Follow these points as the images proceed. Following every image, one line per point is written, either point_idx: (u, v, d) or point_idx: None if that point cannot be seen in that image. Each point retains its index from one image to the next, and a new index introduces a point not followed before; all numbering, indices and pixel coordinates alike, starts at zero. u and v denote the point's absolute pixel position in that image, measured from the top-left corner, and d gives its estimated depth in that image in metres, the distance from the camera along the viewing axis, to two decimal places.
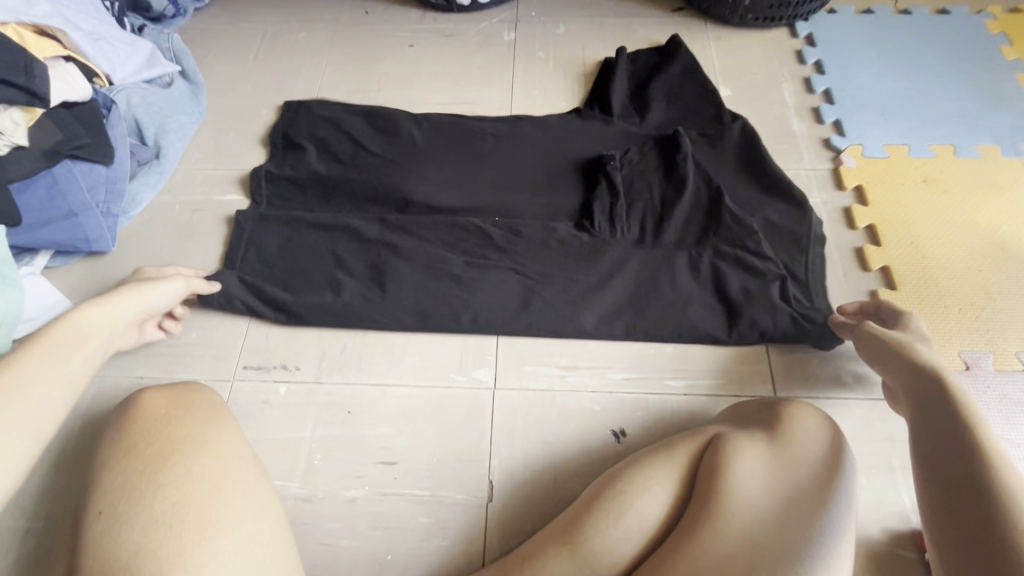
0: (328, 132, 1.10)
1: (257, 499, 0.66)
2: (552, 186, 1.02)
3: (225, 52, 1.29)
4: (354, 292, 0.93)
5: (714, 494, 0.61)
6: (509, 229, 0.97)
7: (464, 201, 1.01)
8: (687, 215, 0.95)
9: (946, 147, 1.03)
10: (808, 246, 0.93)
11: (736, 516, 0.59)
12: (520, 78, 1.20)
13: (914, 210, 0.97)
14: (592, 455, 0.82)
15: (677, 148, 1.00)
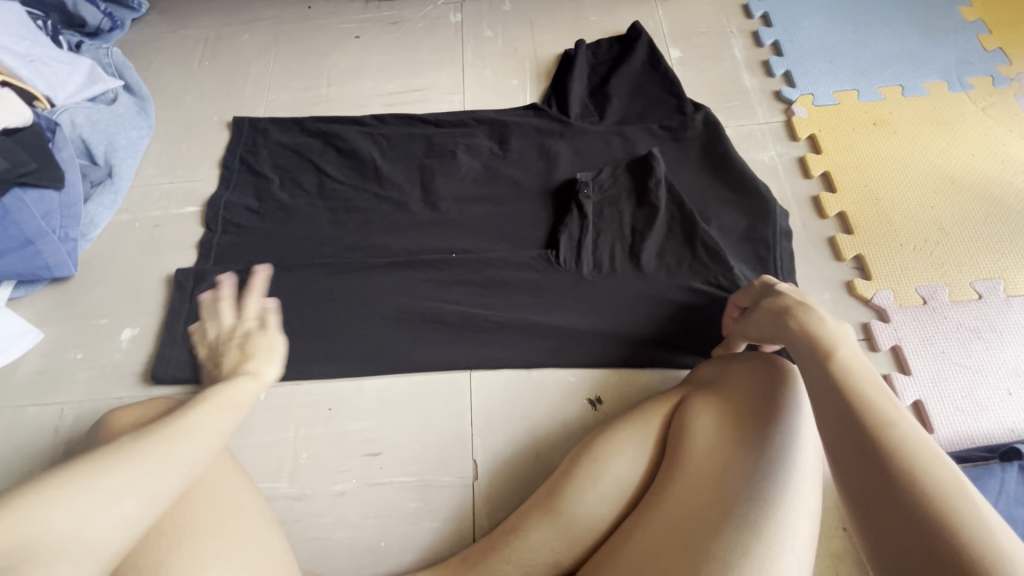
0: (288, 163, 1.09)
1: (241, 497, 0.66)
2: (513, 203, 1.00)
3: (168, 62, 1.26)
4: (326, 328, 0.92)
5: (680, 462, 0.63)
6: (471, 258, 0.95)
7: (426, 225, 1.00)
8: (659, 243, 0.92)
9: (895, 88, 1.04)
10: (775, 242, 0.91)
11: (707, 473, 0.61)
12: (469, 60, 1.18)
13: (866, 153, 0.98)
14: (571, 426, 0.84)
15: (648, 173, 0.96)
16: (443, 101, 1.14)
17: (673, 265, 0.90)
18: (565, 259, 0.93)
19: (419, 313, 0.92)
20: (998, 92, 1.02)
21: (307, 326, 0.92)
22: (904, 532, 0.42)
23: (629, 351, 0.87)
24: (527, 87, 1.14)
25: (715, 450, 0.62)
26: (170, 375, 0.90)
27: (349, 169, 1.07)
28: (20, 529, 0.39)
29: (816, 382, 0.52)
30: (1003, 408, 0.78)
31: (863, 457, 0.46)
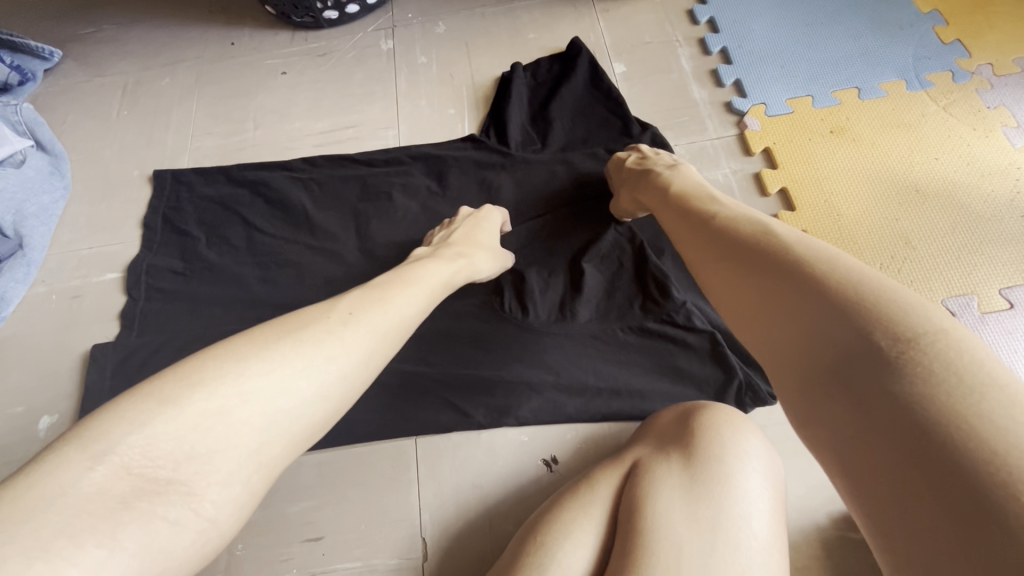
0: (213, 218, 1.01)
1: None
2: None
3: (85, 114, 1.18)
4: None
5: (635, 541, 0.58)
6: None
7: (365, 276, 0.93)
8: (609, 284, 0.86)
9: (850, 91, 0.98)
10: None
11: (666, 551, 0.56)
12: (403, 91, 1.11)
13: (825, 165, 0.92)
14: (525, 491, 0.77)
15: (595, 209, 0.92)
16: (378, 136, 1.07)
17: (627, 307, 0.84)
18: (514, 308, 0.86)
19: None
20: (958, 87, 0.96)
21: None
22: (879, 414, 0.36)
23: (582, 403, 0.80)
24: (465, 116, 1.07)
25: (672, 525, 0.58)
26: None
27: (278, 220, 0.99)
28: (130, 471, 0.39)
29: (756, 288, 0.48)
30: None
31: (824, 360, 0.40)
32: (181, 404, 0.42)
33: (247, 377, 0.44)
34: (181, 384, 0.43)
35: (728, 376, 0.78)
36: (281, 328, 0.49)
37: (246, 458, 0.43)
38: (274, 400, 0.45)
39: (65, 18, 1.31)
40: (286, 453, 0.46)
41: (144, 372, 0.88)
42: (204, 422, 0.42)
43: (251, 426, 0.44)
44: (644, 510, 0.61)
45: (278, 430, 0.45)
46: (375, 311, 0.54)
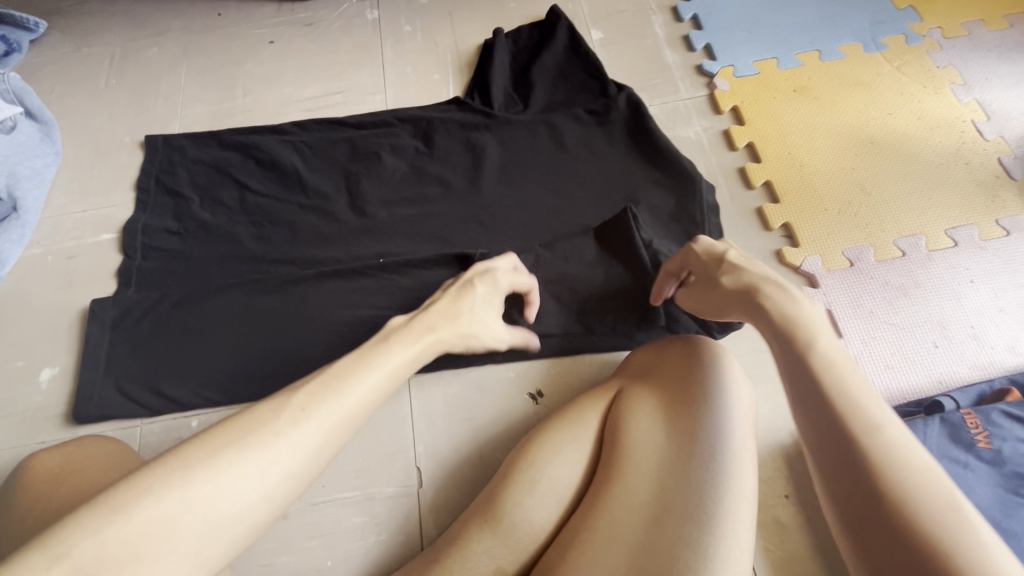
0: (205, 180, 1.04)
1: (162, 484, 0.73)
2: (431, 206, 0.98)
3: (73, 84, 1.20)
4: (262, 344, 0.89)
5: (614, 463, 0.65)
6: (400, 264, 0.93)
7: (356, 231, 0.97)
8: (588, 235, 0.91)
9: (812, 53, 1.05)
10: (704, 218, 0.91)
11: (643, 466, 0.63)
12: (389, 58, 1.15)
13: (790, 122, 0.98)
14: (512, 423, 0.83)
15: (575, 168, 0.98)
16: (366, 101, 1.11)
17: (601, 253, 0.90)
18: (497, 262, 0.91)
19: (354, 323, 0.90)
20: (911, 49, 1.03)
21: (243, 344, 0.89)
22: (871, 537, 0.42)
23: (563, 341, 0.86)
24: (449, 81, 1.11)
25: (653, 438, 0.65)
26: (94, 413, 0.86)
27: (270, 180, 1.03)
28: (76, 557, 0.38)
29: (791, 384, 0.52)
30: (930, 359, 0.80)
31: (845, 463, 0.45)
32: (130, 509, 0.40)
33: (193, 482, 0.42)
34: (135, 490, 0.41)
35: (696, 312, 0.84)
36: (237, 422, 0.45)
37: (194, 557, 0.41)
38: (231, 496, 0.42)
39: None
40: (229, 548, 0.43)
41: (143, 325, 0.91)
42: (156, 523, 0.40)
43: (194, 531, 0.41)
44: (627, 435, 0.67)
45: (226, 525, 0.42)
46: (331, 403, 0.48)
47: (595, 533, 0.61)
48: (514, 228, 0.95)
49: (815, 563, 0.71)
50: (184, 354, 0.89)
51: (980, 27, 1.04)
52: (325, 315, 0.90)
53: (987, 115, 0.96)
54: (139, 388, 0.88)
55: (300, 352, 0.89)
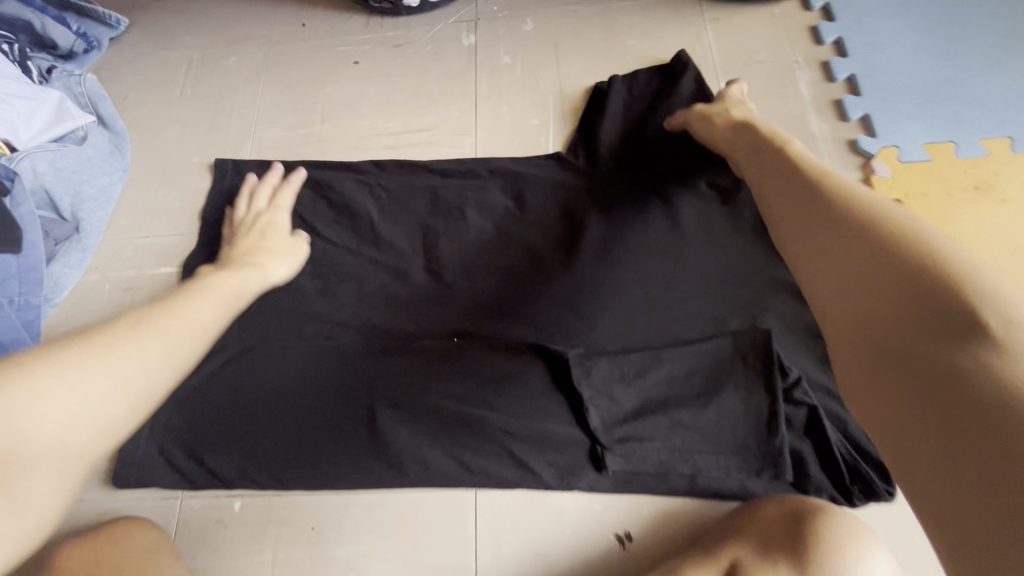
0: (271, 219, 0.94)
1: None
2: (518, 280, 0.85)
3: (148, 90, 1.13)
4: (315, 424, 0.78)
5: None
6: (478, 348, 0.81)
7: (432, 299, 0.85)
8: (708, 351, 0.76)
9: (1001, 140, 0.85)
10: None
11: None
12: (483, 94, 1.02)
13: (966, 230, 0.80)
14: (592, 567, 0.70)
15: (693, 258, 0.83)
16: (453, 144, 0.99)
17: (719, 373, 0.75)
18: (592, 366, 0.76)
19: (420, 412, 0.78)
20: None
21: (295, 420, 0.79)
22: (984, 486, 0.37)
23: (662, 477, 0.72)
24: (549, 129, 0.97)
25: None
26: (131, 478, 0.79)
27: (340, 227, 0.92)
28: None
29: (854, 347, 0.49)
30: None
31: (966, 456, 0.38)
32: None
33: (34, 379, 0.44)
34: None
35: (833, 469, 0.69)
36: (95, 347, 0.48)
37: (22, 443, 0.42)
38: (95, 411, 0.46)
39: None
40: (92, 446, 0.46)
41: (192, 383, 0.83)
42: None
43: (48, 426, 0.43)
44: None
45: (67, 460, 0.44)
46: (165, 317, 0.55)
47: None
48: (613, 325, 0.80)
49: None
50: (230, 423, 0.80)
51: None
52: (387, 398, 0.79)
53: None
54: (183, 455, 0.79)
55: (357, 439, 0.78)
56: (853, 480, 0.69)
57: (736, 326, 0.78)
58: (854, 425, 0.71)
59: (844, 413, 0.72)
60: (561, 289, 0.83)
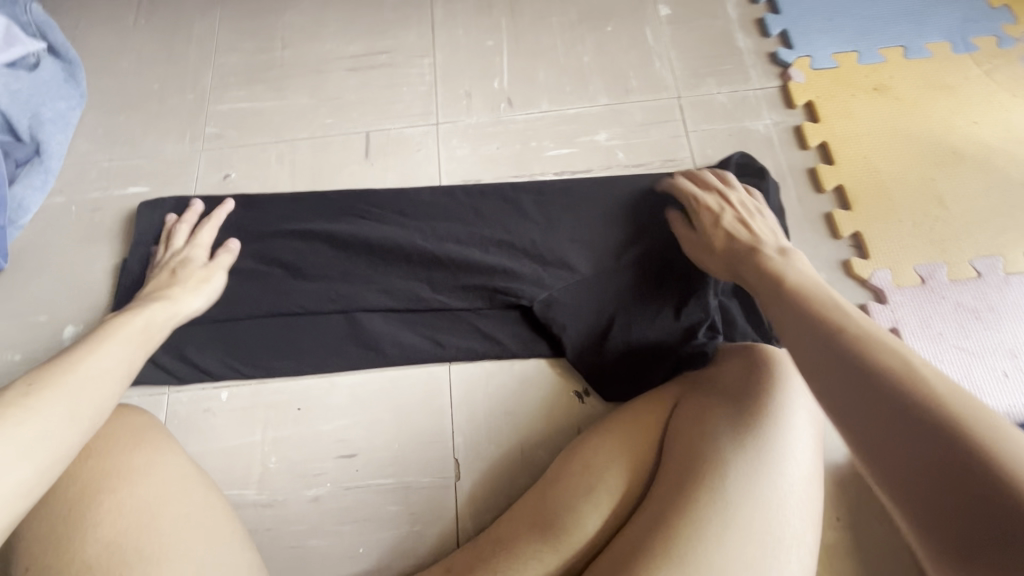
0: (227, 312, 0.83)
1: (190, 477, 0.67)
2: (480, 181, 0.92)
3: (99, 21, 1.12)
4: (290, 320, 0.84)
5: (682, 466, 0.61)
6: (444, 240, 0.86)
7: (399, 202, 0.90)
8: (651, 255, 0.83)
9: (897, 49, 0.98)
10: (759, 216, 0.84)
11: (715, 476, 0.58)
12: (439, 19, 1.07)
13: (867, 123, 0.92)
14: (556, 420, 0.80)
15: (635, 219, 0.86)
16: (413, 65, 1.04)
17: (671, 295, 0.81)
18: (562, 318, 0.81)
19: (394, 299, 0.84)
20: (1003, 54, 0.96)
21: (276, 318, 0.84)
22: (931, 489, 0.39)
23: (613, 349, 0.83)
24: (503, 49, 1.04)
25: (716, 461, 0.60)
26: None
27: (312, 143, 0.98)
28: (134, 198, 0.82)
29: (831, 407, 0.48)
30: (1001, 390, 0.76)
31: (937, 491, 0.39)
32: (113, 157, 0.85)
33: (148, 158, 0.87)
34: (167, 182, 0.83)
35: (754, 321, 0.80)
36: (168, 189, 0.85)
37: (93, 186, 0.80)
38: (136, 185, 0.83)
39: None
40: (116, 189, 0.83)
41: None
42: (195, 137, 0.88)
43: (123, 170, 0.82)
44: (683, 449, 0.63)
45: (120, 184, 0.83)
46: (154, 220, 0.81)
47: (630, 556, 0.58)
48: (571, 226, 0.86)
49: None
50: (211, 321, 0.83)
51: None
52: (363, 296, 0.84)
53: None
54: (168, 357, 0.83)
55: (331, 329, 0.84)
56: (767, 325, 0.81)
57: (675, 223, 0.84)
58: None
59: None
60: (517, 186, 0.91)
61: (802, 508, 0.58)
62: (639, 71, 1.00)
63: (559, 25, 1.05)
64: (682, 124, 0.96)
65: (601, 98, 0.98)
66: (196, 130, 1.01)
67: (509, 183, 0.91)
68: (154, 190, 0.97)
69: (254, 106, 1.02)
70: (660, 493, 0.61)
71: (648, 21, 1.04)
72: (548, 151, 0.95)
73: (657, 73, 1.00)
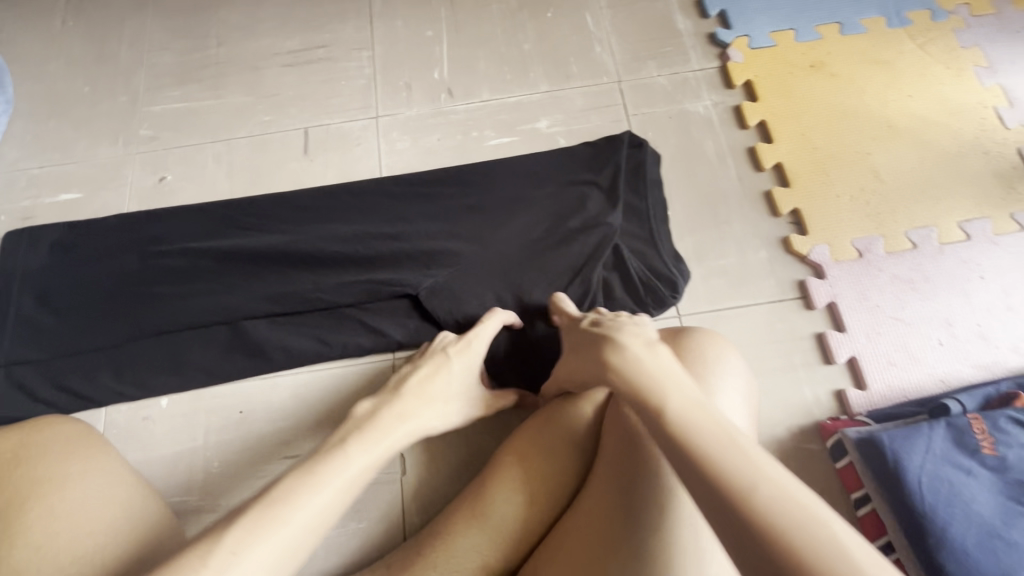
0: (131, 329, 0.83)
1: (130, 484, 0.65)
2: (419, 173, 0.91)
3: (24, 24, 1.08)
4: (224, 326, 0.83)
5: (614, 448, 0.60)
6: (360, 237, 0.85)
7: (322, 201, 0.89)
8: (534, 244, 0.83)
9: (833, 26, 0.98)
10: (647, 192, 0.85)
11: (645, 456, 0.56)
12: (378, 11, 1.05)
13: (803, 100, 0.92)
14: (501, 409, 0.79)
15: (529, 210, 0.85)
16: (351, 59, 1.02)
17: (548, 277, 0.81)
18: (444, 302, 0.80)
19: (280, 305, 0.82)
20: (936, 26, 0.97)
21: (195, 329, 0.83)
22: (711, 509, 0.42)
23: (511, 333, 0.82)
24: (442, 39, 1.02)
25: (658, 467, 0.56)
26: None
27: (250, 141, 0.97)
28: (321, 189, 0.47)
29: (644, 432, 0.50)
30: (936, 359, 0.77)
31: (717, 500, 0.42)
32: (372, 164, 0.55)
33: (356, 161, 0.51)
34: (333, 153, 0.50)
35: (632, 291, 0.79)
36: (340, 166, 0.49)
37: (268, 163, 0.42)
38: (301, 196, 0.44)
39: None
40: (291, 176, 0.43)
41: (46, 321, 0.84)
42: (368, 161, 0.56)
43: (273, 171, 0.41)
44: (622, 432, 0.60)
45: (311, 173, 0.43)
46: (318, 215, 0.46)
47: (568, 558, 0.57)
48: (481, 216, 0.85)
49: None
50: (128, 338, 0.82)
51: (1010, 6, 0.98)
52: (289, 297, 0.82)
53: (1010, 102, 0.91)
54: (49, 387, 0.81)
55: (258, 332, 0.82)
56: (662, 286, 0.80)
57: (555, 210, 0.85)
58: (663, 250, 0.82)
59: (647, 250, 0.82)
60: (457, 176, 0.90)
61: None
62: (579, 57, 0.99)
63: (499, 12, 1.04)
64: (623, 108, 0.95)
65: (541, 85, 0.97)
66: (130, 133, 0.98)
67: (448, 173, 0.90)
68: (87, 196, 0.94)
69: (190, 106, 1.00)
70: (598, 499, 0.58)
71: (588, 5, 1.04)
72: (489, 141, 0.94)
73: (597, 58, 0.99)
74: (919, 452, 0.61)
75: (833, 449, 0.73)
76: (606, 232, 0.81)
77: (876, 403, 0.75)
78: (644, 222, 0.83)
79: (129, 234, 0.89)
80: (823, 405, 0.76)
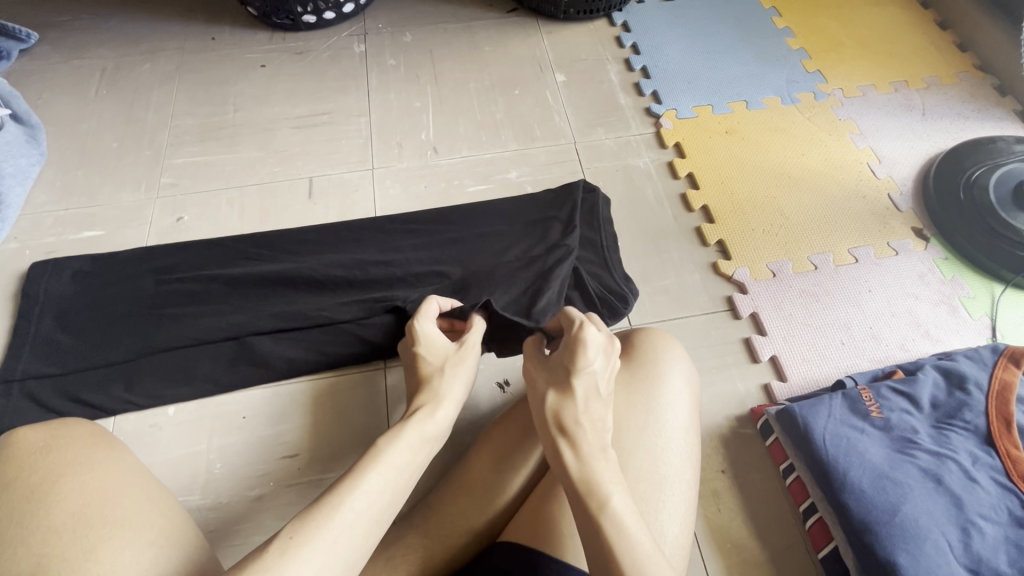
0: (141, 344, 0.90)
1: (149, 476, 0.66)
2: (408, 213, 1.07)
3: (61, 92, 1.24)
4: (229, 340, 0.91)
5: None
6: (357, 262, 0.98)
7: (323, 235, 1.03)
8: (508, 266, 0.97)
9: (741, 103, 1.24)
10: (600, 225, 1.03)
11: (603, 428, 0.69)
12: (374, 86, 1.26)
13: (722, 157, 1.15)
14: (479, 408, 0.90)
15: (503, 240, 1.01)
16: (350, 124, 1.21)
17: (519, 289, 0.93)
18: None
19: (283, 322, 0.92)
20: (819, 104, 1.24)
21: (201, 344, 0.91)
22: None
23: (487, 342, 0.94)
24: (428, 109, 1.23)
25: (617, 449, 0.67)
26: (5, 425, 0.85)
27: (261, 188, 1.12)
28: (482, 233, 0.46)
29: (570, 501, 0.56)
30: (838, 355, 0.93)
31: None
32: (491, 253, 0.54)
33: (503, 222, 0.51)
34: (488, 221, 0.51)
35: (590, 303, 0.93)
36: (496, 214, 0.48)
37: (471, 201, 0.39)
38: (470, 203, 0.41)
39: (43, 7, 1.37)
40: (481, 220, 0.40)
41: (62, 340, 0.91)
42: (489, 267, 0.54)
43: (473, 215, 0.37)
44: None
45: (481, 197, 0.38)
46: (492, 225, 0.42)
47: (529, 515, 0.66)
48: (463, 246, 1.01)
49: (746, 528, 0.80)
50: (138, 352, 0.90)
51: (872, 90, 1.26)
52: (290, 313, 0.93)
53: (879, 159, 1.16)
54: (60, 399, 0.87)
55: (260, 346, 0.91)
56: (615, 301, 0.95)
57: (526, 240, 1.01)
58: (615, 271, 0.98)
59: (602, 272, 0.98)
60: (440, 214, 1.06)
61: (681, 448, 0.69)
62: (542, 124, 1.21)
63: (475, 90, 1.26)
64: (579, 163, 1.16)
65: (511, 145, 1.18)
66: (152, 181, 1.12)
67: (433, 212, 1.06)
68: (108, 234, 1.06)
69: (207, 159, 1.15)
70: None
71: (548, 86, 1.27)
72: (468, 188, 1.12)
73: (556, 125, 1.21)
74: (823, 417, 0.75)
75: (762, 428, 0.86)
76: (568, 253, 0.96)
77: (795, 392, 0.90)
78: (598, 251, 1.00)
79: (146, 263, 0.99)
80: (752, 396, 0.90)
